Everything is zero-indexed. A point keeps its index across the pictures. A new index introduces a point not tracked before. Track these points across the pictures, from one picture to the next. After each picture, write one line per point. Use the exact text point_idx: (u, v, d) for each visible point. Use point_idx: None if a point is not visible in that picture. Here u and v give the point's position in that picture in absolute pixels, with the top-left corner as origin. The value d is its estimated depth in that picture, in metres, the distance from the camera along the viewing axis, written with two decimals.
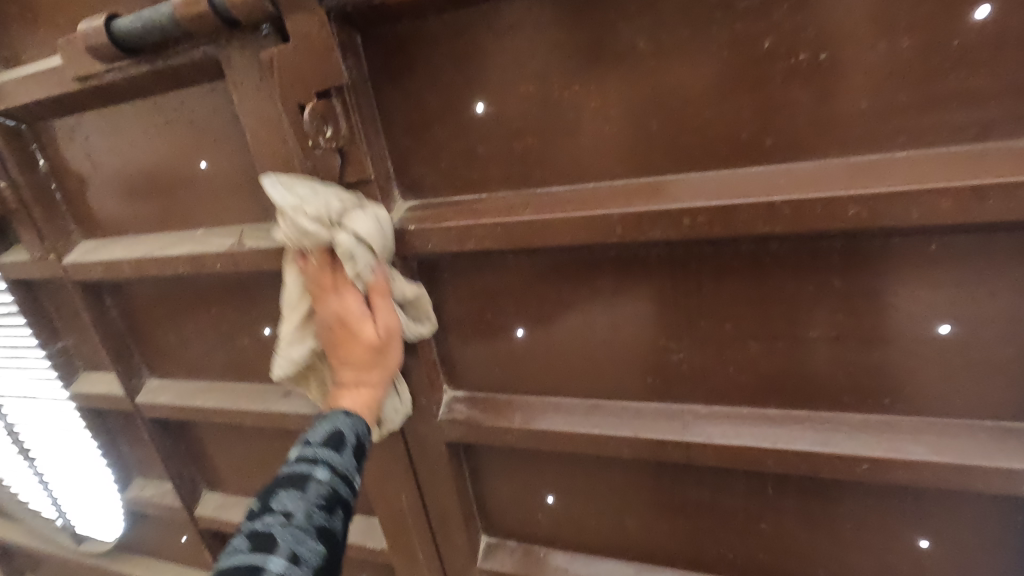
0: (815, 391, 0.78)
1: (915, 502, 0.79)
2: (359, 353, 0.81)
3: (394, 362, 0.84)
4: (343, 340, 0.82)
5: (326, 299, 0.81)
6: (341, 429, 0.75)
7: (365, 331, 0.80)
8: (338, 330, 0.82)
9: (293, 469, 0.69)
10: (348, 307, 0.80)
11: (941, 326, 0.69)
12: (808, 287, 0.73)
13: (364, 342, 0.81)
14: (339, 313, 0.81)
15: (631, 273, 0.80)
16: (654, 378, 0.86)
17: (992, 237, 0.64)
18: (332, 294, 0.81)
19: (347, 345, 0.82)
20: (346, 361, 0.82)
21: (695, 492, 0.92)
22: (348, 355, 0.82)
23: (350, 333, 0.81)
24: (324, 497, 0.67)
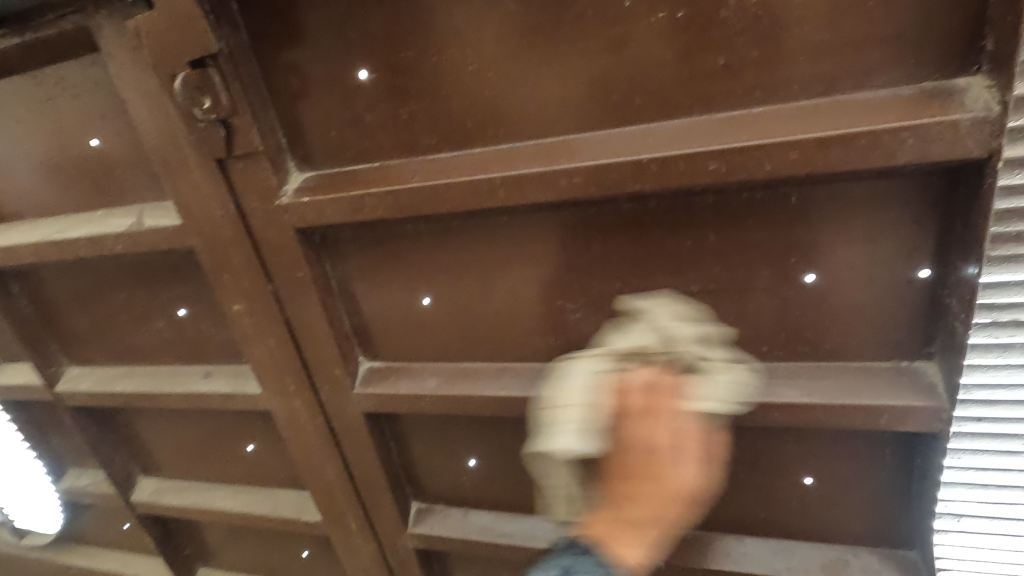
0: None
1: (798, 441, 0.84)
2: (653, 496, 0.70)
3: (682, 507, 0.71)
4: (641, 479, 0.71)
5: (634, 443, 0.70)
6: None
7: (654, 507, 0.70)
8: (632, 478, 0.71)
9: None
10: (653, 440, 0.70)
11: (806, 275, 0.72)
12: (687, 243, 0.75)
13: (658, 511, 0.70)
14: (642, 447, 0.70)
15: (525, 237, 0.82)
16: (555, 338, 0.88)
17: (847, 187, 0.67)
18: (645, 416, 0.71)
19: (645, 483, 0.71)
20: (633, 499, 0.70)
21: None
22: (646, 495, 0.70)
23: (650, 476, 0.71)
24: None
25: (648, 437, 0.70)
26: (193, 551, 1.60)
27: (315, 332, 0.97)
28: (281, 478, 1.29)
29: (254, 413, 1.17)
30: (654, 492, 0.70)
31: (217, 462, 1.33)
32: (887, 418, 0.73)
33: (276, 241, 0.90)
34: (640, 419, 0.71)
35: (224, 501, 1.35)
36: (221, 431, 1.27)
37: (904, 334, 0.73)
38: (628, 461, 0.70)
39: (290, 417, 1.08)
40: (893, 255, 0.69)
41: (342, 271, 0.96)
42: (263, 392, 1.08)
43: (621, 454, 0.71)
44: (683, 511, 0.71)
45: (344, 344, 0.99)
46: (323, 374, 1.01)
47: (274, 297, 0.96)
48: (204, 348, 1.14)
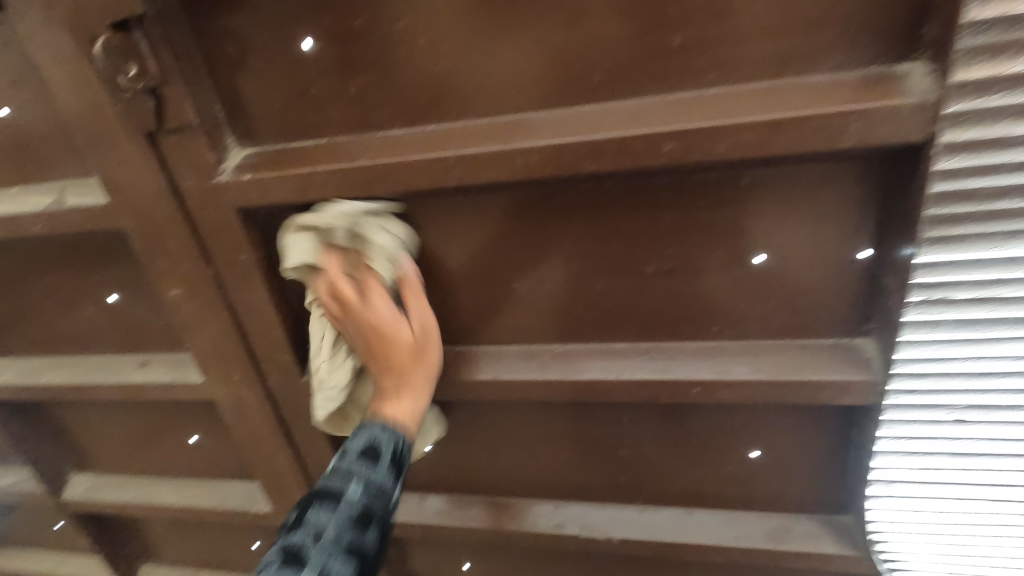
0: (655, 322, 0.83)
1: (746, 418, 0.87)
2: (398, 359, 0.80)
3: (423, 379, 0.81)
4: (388, 352, 0.80)
5: (365, 323, 0.80)
6: (377, 435, 0.75)
7: (403, 333, 0.80)
8: (375, 346, 0.80)
9: (334, 481, 0.70)
10: (377, 313, 0.79)
11: (756, 256, 0.74)
12: (642, 223, 0.75)
13: (421, 348, 0.82)
14: (379, 324, 0.79)
15: (480, 217, 0.80)
16: (511, 320, 0.88)
17: (796, 170, 0.68)
18: (372, 291, 0.80)
19: (387, 344, 0.80)
20: (394, 377, 0.80)
21: (559, 426, 0.96)
22: (386, 359, 0.80)
23: (419, 346, 0.82)
24: (357, 514, 0.69)
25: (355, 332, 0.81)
26: (134, 548, 1.52)
27: (260, 318, 0.93)
28: (228, 470, 1.23)
29: (197, 404, 1.12)
30: (398, 333, 0.80)
31: (158, 456, 1.27)
32: (827, 392, 0.77)
33: (215, 221, 0.84)
34: (353, 317, 0.80)
35: (166, 495, 1.28)
36: (160, 424, 1.20)
37: (844, 312, 0.76)
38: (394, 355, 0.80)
39: (237, 406, 1.03)
40: (836, 236, 0.71)
41: None
42: (205, 381, 1.02)
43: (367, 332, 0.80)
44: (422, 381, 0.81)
45: (292, 329, 0.95)
46: (271, 361, 0.97)
47: (216, 281, 0.90)
48: (140, 335, 1.07)
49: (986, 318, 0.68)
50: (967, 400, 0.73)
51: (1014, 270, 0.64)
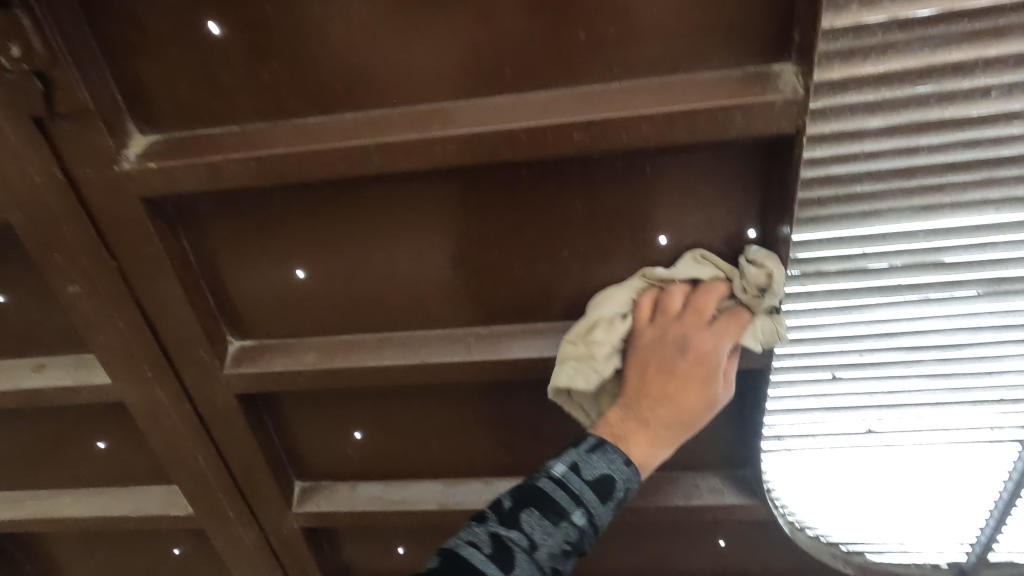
0: (573, 302, 0.88)
1: None
2: (687, 407, 0.76)
3: (695, 423, 0.77)
4: (668, 380, 0.76)
5: (667, 339, 0.77)
6: (618, 470, 0.73)
7: (695, 369, 0.76)
8: (687, 364, 0.76)
9: (547, 488, 0.70)
10: (665, 358, 0.77)
11: (659, 236, 0.81)
12: (556, 209, 0.80)
13: (702, 392, 0.76)
14: (700, 348, 0.76)
15: (402, 206, 0.82)
16: (436, 305, 0.90)
17: (691, 159, 0.75)
18: (693, 319, 0.77)
19: (686, 387, 0.75)
20: (665, 399, 0.75)
21: (486, 407, 1.00)
22: (671, 394, 0.75)
23: (703, 375, 0.75)
24: (570, 543, 0.68)
25: (645, 341, 0.79)
26: (37, 568, 1.41)
27: (173, 312, 0.89)
28: (141, 475, 1.17)
29: (103, 408, 1.05)
30: (687, 368, 0.76)
31: (59, 467, 1.18)
32: None
33: (119, 212, 0.80)
34: (677, 328, 0.77)
35: (70, 507, 1.20)
36: (59, 432, 1.11)
37: None
38: (675, 363, 0.76)
39: (150, 406, 0.99)
40: (725, 218, 0.80)
41: (203, 245, 0.88)
42: (112, 381, 0.97)
43: (658, 348, 0.77)
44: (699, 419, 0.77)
45: (209, 323, 0.92)
46: (186, 358, 0.94)
47: (122, 275, 0.86)
48: (34, 337, 0.99)
49: (850, 289, 0.80)
50: (838, 360, 0.86)
51: (870, 246, 0.76)
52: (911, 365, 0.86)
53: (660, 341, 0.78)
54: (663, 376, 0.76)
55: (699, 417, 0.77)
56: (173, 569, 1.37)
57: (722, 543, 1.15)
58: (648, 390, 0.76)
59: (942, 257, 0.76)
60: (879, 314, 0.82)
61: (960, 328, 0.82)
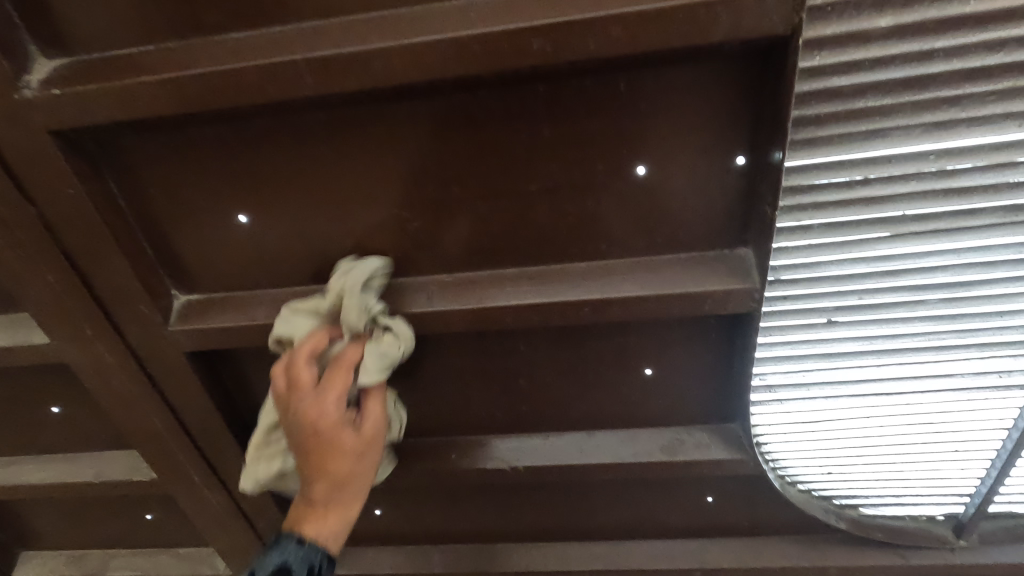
0: (543, 244, 0.79)
1: (637, 338, 0.87)
2: (339, 467, 0.77)
3: (356, 493, 0.80)
4: (322, 455, 0.77)
5: (318, 426, 0.75)
6: None
7: (349, 442, 0.77)
8: (313, 441, 0.76)
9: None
10: (327, 411, 0.75)
11: (637, 166, 0.72)
12: (521, 136, 0.71)
13: (352, 454, 0.78)
14: (331, 426, 0.76)
15: (349, 137, 0.73)
16: (393, 251, 0.82)
17: (671, 73, 0.66)
18: (332, 394, 0.76)
19: (331, 451, 0.77)
20: (319, 476, 0.78)
21: (456, 361, 0.93)
22: (321, 472, 0.77)
23: (330, 457, 0.77)
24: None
25: (300, 423, 0.76)
26: (11, 535, 1.38)
27: (105, 263, 0.81)
28: (101, 440, 1.12)
29: (49, 370, 0.99)
30: (346, 440, 0.77)
31: (15, 433, 1.12)
32: (709, 303, 0.77)
33: (27, 150, 0.71)
34: (298, 404, 0.76)
35: (30, 474, 1.15)
36: (7, 397, 1.05)
37: (724, 223, 0.76)
38: (319, 440, 0.76)
39: (94, 366, 0.92)
40: (711, 143, 0.70)
41: (133, 187, 0.80)
42: (51, 341, 0.90)
43: (325, 441, 0.76)
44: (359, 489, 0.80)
45: (147, 276, 0.84)
46: (127, 314, 0.86)
47: (43, 223, 0.77)
48: None
49: (851, 222, 0.72)
50: (835, 303, 0.79)
51: (872, 171, 0.68)
52: (913, 308, 0.79)
53: (301, 421, 0.76)
54: (314, 458, 0.77)
55: (366, 481, 0.80)
56: (146, 535, 1.33)
57: (710, 500, 1.10)
58: (319, 479, 0.78)
59: (952, 182, 0.68)
60: (881, 251, 0.74)
61: (967, 264, 0.75)
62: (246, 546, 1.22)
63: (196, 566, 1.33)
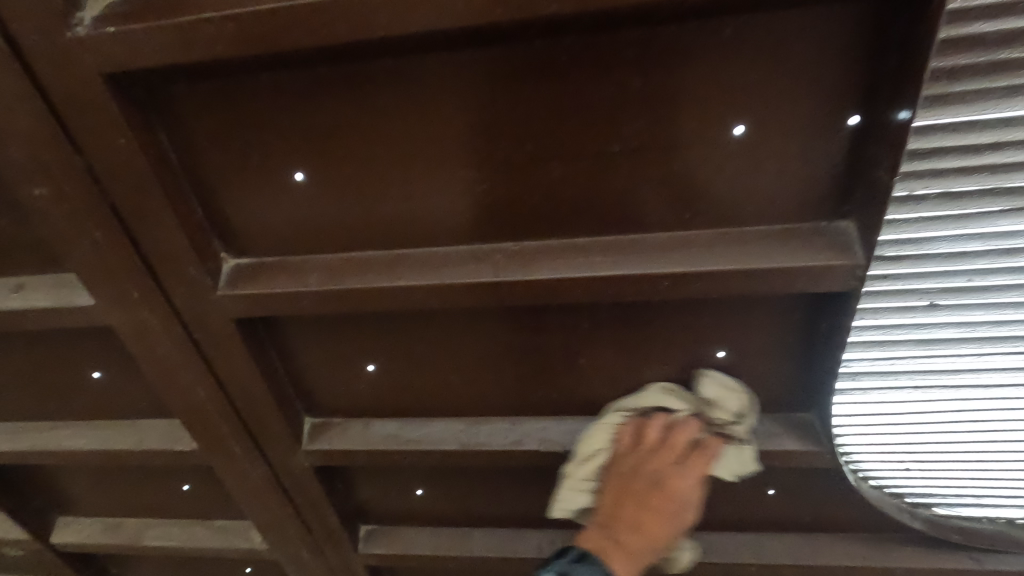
0: (621, 212, 0.73)
1: (714, 316, 0.81)
2: (659, 527, 0.76)
3: (664, 538, 0.76)
4: (647, 510, 0.76)
5: (642, 468, 0.80)
6: None
7: (657, 493, 0.77)
8: (657, 495, 0.77)
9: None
10: (688, 477, 0.79)
11: (735, 126, 0.65)
12: (608, 90, 0.65)
13: (671, 520, 0.76)
14: (670, 479, 0.78)
15: (419, 88, 0.67)
16: (457, 216, 0.76)
17: (786, 18, 0.59)
18: (669, 454, 0.80)
19: (652, 510, 0.76)
20: (636, 524, 0.75)
21: (516, 337, 0.88)
22: (642, 520, 0.75)
23: (654, 513, 0.76)
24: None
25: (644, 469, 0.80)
26: (48, 501, 1.37)
27: (154, 222, 0.77)
28: (142, 408, 1.09)
29: (91, 334, 0.95)
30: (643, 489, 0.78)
31: (54, 398, 1.10)
32: (804, 281, 0.71)
33: (77, 95, 0.67)
34: (670, 454, 0.80)
35: (70, 440, 1.13)
36: (49, 361, 1.02)
37: (825, 192, 0.69)
38: (636, 487, 0.78)
39: (139, 331, 0.89)
40: (821, 101, 0.63)
41: (184, 140, 0.75)
42: (95, 303, 0.86)
43: (630, 478, 0.80)
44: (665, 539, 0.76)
45: (196, 236, 0.80)
46: (174, 276, 0.82)
47: (91, 176, 0.73)
48: (6, 252, 0.88)
49: (972, 193, 0.64)
50: (941, 284, 0.71)
51: (1007, 134, 0.59)
52: None
53: (647, 468, 0.80)
54: (632, 503, 0.77)
55: (670, 540, 0.77)
56: (182, 505, 1.31)
57: (772, 493, 1.04)
58: (624, 514, 0.76)
59: None
60: (1003, 228, 0.66)
61: None
62: (284, 521, 1.19)
63: (232, 539, 1.31)
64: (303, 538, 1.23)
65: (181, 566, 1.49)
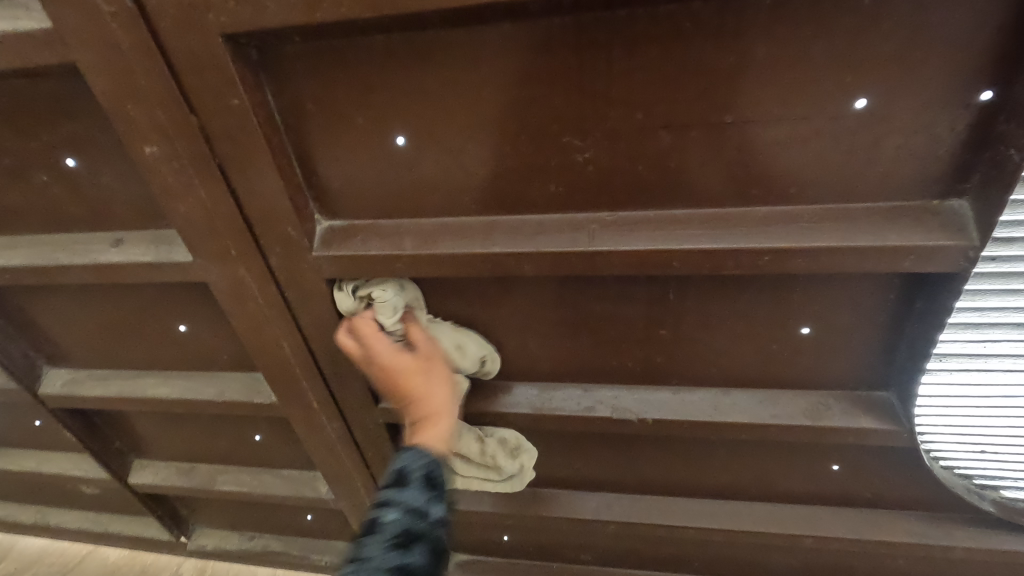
0: (725, 184, 0.73)
1: (804, 292, 0.81)
2: (416, 382, 0.83)
3: (443, 405, 0.79)
4: (409, 379, 0.82)
5: (366, 347, 0.85)
6: (412, 466, 0.68)
7: (409, 363, 0.84)
8: (403, 380, 0.82)
9: (376, 516, 0.64)
10: (386, 349, 0.84)
11: (857, 99, 0.64)
12: (729, 59, 0.64)
13: (431, 378, 0.83)
14: (389, 360, 0.83)
15: (533, 53, 0.67)
16: (556, 183, 0.77)
17: None
18: (376, 334, 0.85)
19: (411, 377, 0.83)
20: (421, 416, 0.79)
21: (598, 306, 0.89)
22: (404, 394, 0.82)
23: (423, 392, 0.81)
24: (398, 534, 0.62)
25: (370, 362, 0.85)
26: (127, 443, 1.46)
27: (259, 181, 0.79)
28: (225, 361, 1.14)
29: (185, 289, 0.99)
30: (402, 363, 0.83)
31: (142, 348, 1.15)
32: (911, 261, 0.70)
33: (199, 54, 0.68)
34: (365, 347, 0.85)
35: (156, 388, 1.19)
36: (143, 312, 1.07)
37: (941, 171, 0.68)
38: (393, 373, 0.83)
39: (234, 288, 0.92)
40: (954, 74, 0.61)
41: (290, 103, 0.76)
42: (194, 259, 0.89)
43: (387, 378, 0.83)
44: (444, 401, 0.80)
45: (297, 197, 0.82)
46: (272, 235, 0.85)
47: (203, 135, 0.75)
48: (110, 208, 0.92)
49: None
50: None
51: None
52: None
53: (368, 353, 0.85)
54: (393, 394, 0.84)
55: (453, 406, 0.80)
56: (253, 454, 1.38)
57: (836, 468, 1.05)
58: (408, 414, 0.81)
59: None
60: None
61: None
62: (353, 473, 1.25)
63: (299, 487, 1.38)
64: (369, 490, 1.29)
65: (247, 510, 1.58)
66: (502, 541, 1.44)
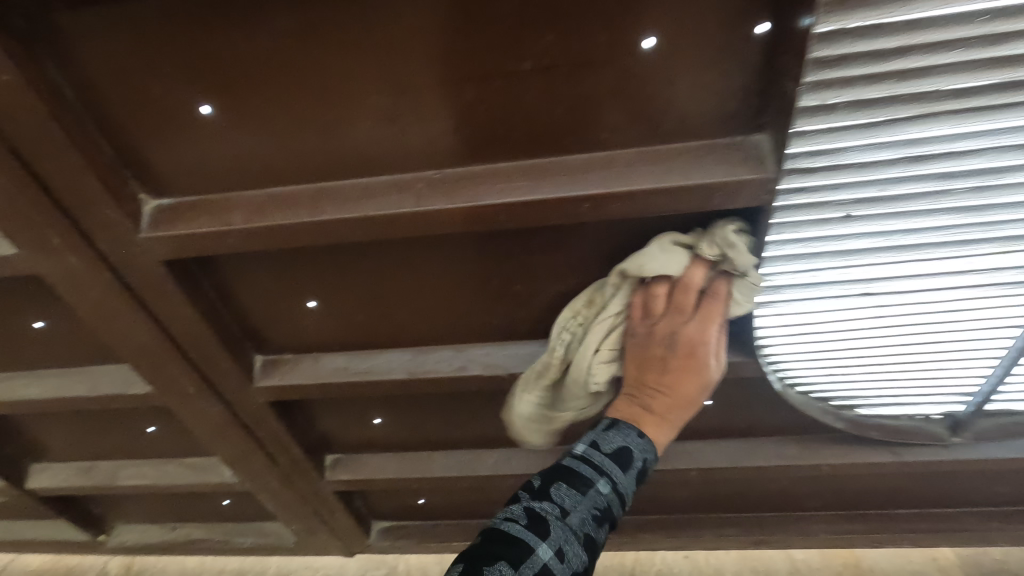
0: (538, 134, 0.72)
1: (640, 237, 0.83)
2: (684, 389, 0.77)
3: (709, 377, 0.78)
4: (680, 374, 0.77)
5: (658, 334, 0.79)
6: (616, 437, 0.73)
7: (705, 371, 0.78)
8: (677, 359, 0.78)
9: (572, 466, 0.69)
10: (697, 335, 0.78)
11: (644, 38, 0.64)
12: (513, 4, 0.62)
13: (700, 381, 0.78)
14: (687, 341, 0.78)
15: (317, 8, 0.64)
16: (375, 143, 0.75)
17: None
18: (687, 314, 0.79)
19: (680, 376, 0.77)
20: (664, 388, 0.77)
21: (449, 266, 0.89)
22: (672, 390, 0.77)
23: (691, 369, 0.77)
24: (601, 508, 0.67)
25: (657, 334, 0.79)
26: (19, 449, 1.40)
27: (59, 164, 0.74)
28: (93, 355, 1.10)
29: (26, 284, 0.95)
30: (698, 364, 0.78)
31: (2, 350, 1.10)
32: (719, 197, 0.72)
33: None
34: (665, 322, 0.79)
35: (26, 390, 1.14)
36: None
37: (738, 106, 0.69)
38: (659, 355, 0.78)
39: (69, 279, 0.88)
40: (730, 8, 0.62)
41: (79, 76, 0.71)
42: (18, 252, 0.85)
43: (646, 347, 0.80)
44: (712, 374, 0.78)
45: (108, 177, 0.77)
46: (92, 220, 0.80)
47: None
48: None
49: (882, 100, 0.63)
50: (854, 195, 0.72)
51: (911, 38, 0.58)
52: (939, 200, 0.72)
53: (648, 336, 0.80)
54: (644, 365, 0.79)
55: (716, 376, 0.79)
56: (152, 447, 1.35)
57: (708, 404, 1.10)
58: (653, 377, 0.78)
59: (999, 49, 0.59)
60: (913, 135, 0.66)
61: (1011, 148, 0.67)
62: (250, 455, 1.23)
63: (204, 476, 1.36)
64: (272, 470, 1.28)
65: (161, 502, 1.56)
66: (419, 505, 1.47)
